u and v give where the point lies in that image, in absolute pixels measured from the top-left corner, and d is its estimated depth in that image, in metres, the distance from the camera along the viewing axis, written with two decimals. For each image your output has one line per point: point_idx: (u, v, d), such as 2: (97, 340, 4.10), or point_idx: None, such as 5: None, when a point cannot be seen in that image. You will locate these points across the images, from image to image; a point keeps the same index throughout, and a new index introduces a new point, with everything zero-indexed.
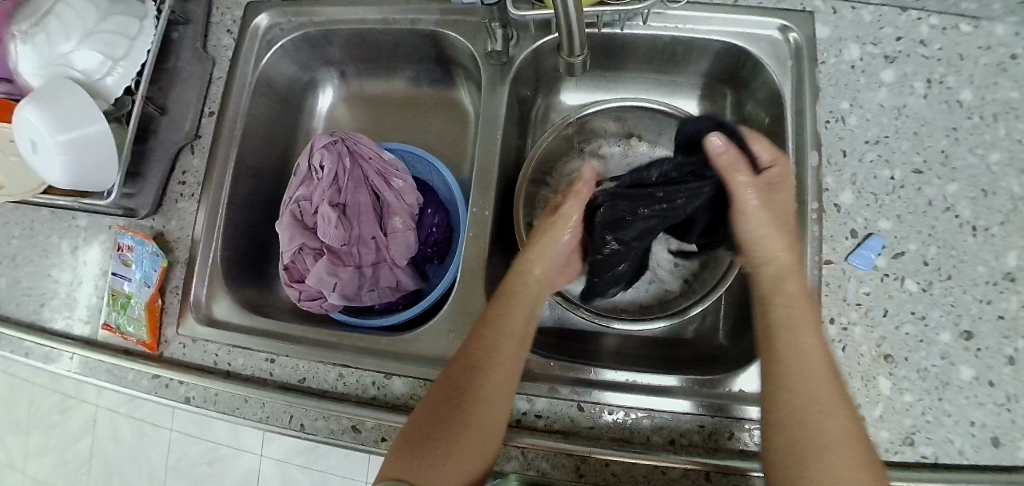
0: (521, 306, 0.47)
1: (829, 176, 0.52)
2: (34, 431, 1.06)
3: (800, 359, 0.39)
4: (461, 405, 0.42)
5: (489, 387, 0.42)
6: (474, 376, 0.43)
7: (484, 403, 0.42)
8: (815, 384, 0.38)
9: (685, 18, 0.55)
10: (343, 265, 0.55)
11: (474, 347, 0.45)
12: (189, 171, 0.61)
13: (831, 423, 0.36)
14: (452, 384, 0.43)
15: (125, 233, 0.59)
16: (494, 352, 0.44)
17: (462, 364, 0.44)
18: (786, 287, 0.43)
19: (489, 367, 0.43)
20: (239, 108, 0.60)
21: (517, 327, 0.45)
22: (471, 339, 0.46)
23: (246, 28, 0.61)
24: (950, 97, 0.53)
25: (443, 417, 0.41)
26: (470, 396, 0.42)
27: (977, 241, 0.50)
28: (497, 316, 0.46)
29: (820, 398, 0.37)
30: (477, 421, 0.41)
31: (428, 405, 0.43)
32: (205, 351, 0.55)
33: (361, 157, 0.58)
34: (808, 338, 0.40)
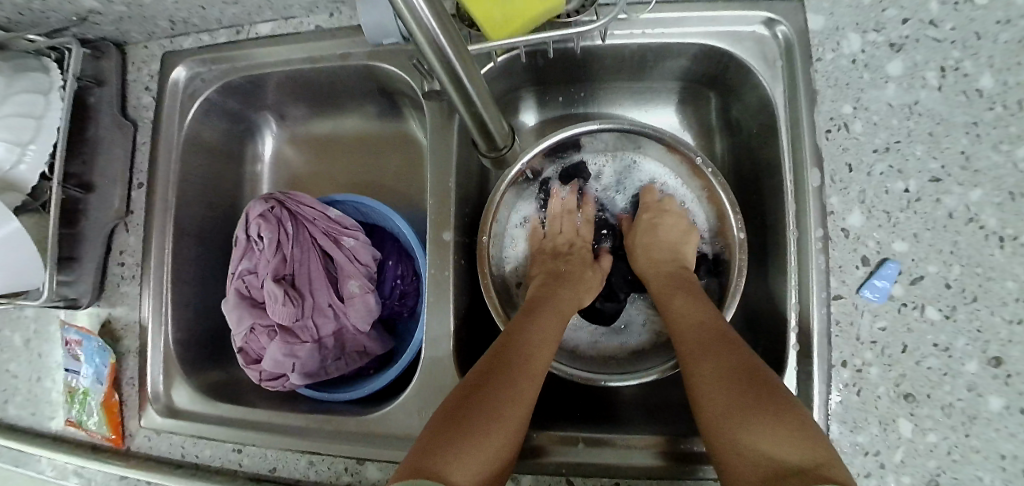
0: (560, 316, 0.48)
1: (833, 196, 0.45)
2: None
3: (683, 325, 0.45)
4: (499, 387, 0.39)
5: (527, 377, 0.41)
6: (518, 363, 0.41)
7: (519, 392, 0.40)
8: (706, 339, 0.42)
9: (654, 21, 0.48)
10: (299, 341, 0.50)
11: (512, 339, 0.44)
12: (129, 249, 0.56)
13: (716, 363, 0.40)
14: (491, 368, 0.41)
15: (70, 327, 0.55)
16: (535, 346, 0.43)
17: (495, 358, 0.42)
18: (663, 283, 0.50)
19: (530, 357, 0.42)
20: (171, 174, 0.55)
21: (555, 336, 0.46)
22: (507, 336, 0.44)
23: (165, 85, 0.55)
24: (968, 86, 0.45)
25: (483, 393, 0.38)
26: (510, 380, 0.40)
27: (1006, 253, 0.44)
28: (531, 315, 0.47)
29: (696, 349, 0.42)
30: (514, 408, 0.38)
31: (470, 387, 0.39)
32: (172, 444, 0.53)
33: (304, 218, 0.52)
34: (691, 307, 0.46)
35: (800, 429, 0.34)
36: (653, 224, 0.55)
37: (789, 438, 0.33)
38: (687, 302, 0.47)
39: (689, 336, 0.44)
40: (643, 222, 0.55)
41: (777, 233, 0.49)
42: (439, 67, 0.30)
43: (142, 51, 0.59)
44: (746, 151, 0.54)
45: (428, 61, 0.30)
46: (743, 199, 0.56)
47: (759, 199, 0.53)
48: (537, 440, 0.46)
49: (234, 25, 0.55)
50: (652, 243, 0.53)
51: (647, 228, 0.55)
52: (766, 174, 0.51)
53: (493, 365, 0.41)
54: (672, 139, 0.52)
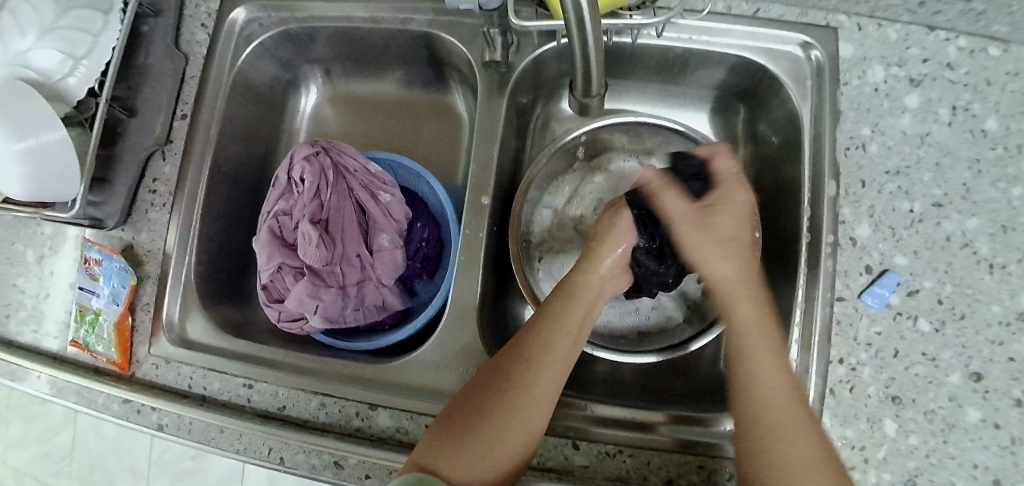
0: (582, 304, 0.44)
1: (846, 207, 0.49)
2: (14, 421, 0.96)
3: (757, 381, 0.36)
4: (505, 397, 0.38)
5: (540, 384, 0.39)
6: (527, 368, 0.39)
7: (530, 400, 0.38)
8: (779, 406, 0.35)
9: (701, 29, 0.51)
10: (325, 286, 0.51)
11: (526, 339, 0.41)
12: (161, 178, 0.57)
13: (800, 445, 0.33)
14: (496, 373, 0.40)
15: (92, 246, 0.55)
16: (554, 346, 0.41)
17: (509, 353, 0.41)
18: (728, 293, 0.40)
19: (545, 361, 0.40)
20: (217, 111, 0.56)
21: (574, 325, 0.42)
22: (522, 331, 0.42)
23: (223, 23, 0.56)
24: (974, 126, 0.50)
25: (491, 400, 0.38)
26: (518, 390, 0.38)
27: (994, 279, 0.48)
28: (557, 313, 0.42)
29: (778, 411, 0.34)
30: (523, 411, 0.38)
31: (470, 392, 0.39)
32: (179, 374, 0.52)
33: (344, 168, 0.54)
34: (767, 361, 0.37)
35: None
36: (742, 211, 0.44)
37: None
38: (776, 349, 0.37)
39: (762, 390, 0.36)
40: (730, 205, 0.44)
41: (790, 239, 0.53)
42: (575, 34, 0.32)
43: None
44: (767, 161, 0.58)
45: (570, 28, 0.32)
46: (759, 206, 0.59)
47: (775, 207, 0.56)
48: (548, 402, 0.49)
49: None
50: (732, 237, 0.43)
51: (727, 232, 0.43)
52: (785, 183, 0.55)
53: (502, 374, 0.39)
54: (701, 140, 0.54)
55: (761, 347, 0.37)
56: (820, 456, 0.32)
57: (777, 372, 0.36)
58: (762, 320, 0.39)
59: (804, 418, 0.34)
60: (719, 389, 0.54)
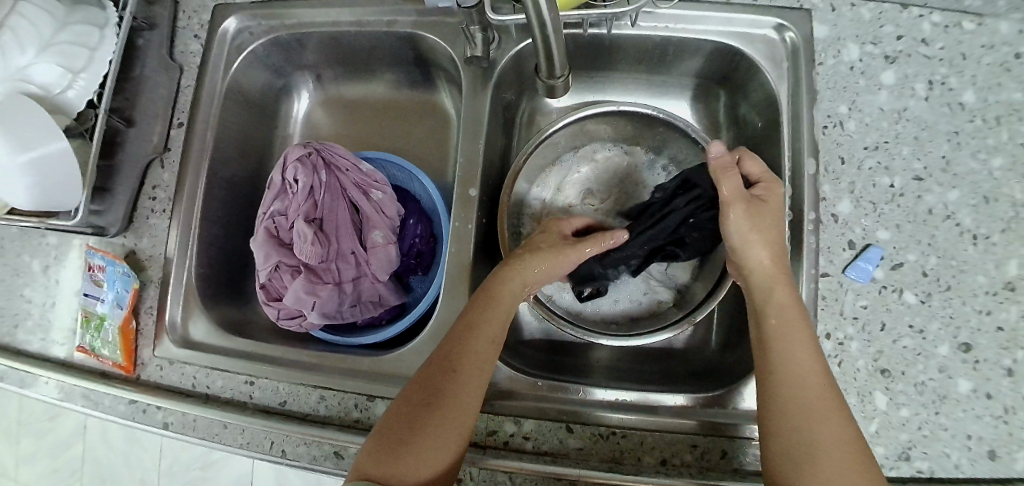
0: (503, 308, 0.45)
1: (826, 184, 0.50)
2: (24, 438, 0.96)
3: (790, 362, 0.39)
4: (432, 414, 0.39)
5: (464, 394, 0.40)
6: (449, 382, 0.40)
7: (452, 417, 0.39)
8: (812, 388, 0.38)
9: (676, 18, 0.53)
10: (321, 282, 0.53)
11: (448, 352, 0.42)
12: (161, 185, 0.59)
13: (828, 422, 0.36)
14: (421, 395, 0.40)
15: (95, 253, 0.56)
16: (475, 354, 0.42)
17: (433, 366, 0.41)
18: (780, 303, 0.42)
19: (468, 371, 0.41)
20: (212, 118, 0.58)
21: (496, 332, 0.43)
22: (446, 342, 0.43)
23: (215, 32, 0.58)
24: (952, 99, 0.51)
25: (416, 417, 0.39)
26: (445, 405, 0.39)
27: (978, 250, 0.48)
28: (478, 320, 0.43)
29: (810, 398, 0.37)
30: (447, 424, 0.38)
31: (397, 412, 0.40)
32: (182, 374, 0.54)
33: (337, 168, 0.56)
34: (803, 346, 0.40)
35: None
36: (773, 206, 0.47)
37: None
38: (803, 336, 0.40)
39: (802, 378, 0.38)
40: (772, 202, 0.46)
41: None
42: (533, 13, 0.34)
43: (194, 2, 0.62)
44: (750, 144, 0.59)
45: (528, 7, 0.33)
46: None
47: None
48: (542, 388, 0.49)
49: None
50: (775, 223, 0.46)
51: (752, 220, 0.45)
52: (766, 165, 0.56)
53: (429, 392, 0.40)
54: (685, 126, 0.55)
55: (791, 329, 0.41)
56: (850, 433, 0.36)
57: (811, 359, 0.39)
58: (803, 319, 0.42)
59: (832, 398, 0.37)
60: (712, 369, 0.54)
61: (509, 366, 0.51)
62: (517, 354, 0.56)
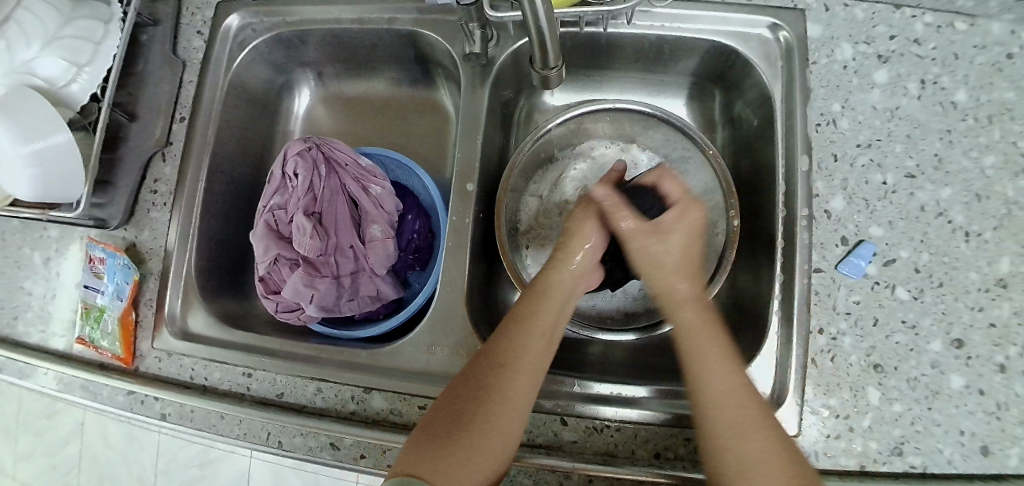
0: (553, 303, 0.44)
1: (819, 181, 0.50)
2: (20, 437, 0.94)
3: (711, 385, 0.38)
4: (480, 407, 0.38)
5: (513, 390, 0.39)
6: (501, 376, 0.39)
7: (506, 413, 0.38)
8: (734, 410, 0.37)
9: (672, 17, 0.53)
10: (319, 276, 0.53)
11: (499, 346, 0.41)
12: (162, 179, 0.59)
13: (753, 443, 0.35)
14: (473, 387, 0.39)
15: (95, 245, 0.57)
16: (530, 350, 0.41)
17: (485, 359, 0.41)
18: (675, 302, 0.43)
19: (521, 367, 0.40)
20: (213, 113, 0.58)
21: (548, 328, 0.43)
22: (496, 336, 0.42)
23: (218, 28, 0.59)
24: (944, 98, 0.51)
25: (472, 409, 0.38)
26: (495, 400, 0.38)
27: (970, 246, 0.49)
28: (529, 315, 0.43)
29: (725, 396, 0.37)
30: (501, 419, 0.38)
31: (444, 403, 0.40)
32: (181, 366, 0.54)
33: (336, 163, 0.56)
34: (718, 363, 0.39)
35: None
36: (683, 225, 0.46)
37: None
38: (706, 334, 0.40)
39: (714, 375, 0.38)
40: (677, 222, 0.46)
41: (768, 216, 0.54)
42: (527, 6, 0.35)
43: None
44: (745, 143, 0.59)
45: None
46: (740, 188, 0.61)
47: (753, 186, 0.58)
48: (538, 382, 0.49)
49: None
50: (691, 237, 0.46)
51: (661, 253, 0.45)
52: (760, 163, 0.56)
53: (478, 385, 0.39)
54: (680, 124, 0.56)
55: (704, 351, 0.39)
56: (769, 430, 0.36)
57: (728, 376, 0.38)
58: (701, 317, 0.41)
59: (761, 418, 0.37)
60: None
61: None
62: None
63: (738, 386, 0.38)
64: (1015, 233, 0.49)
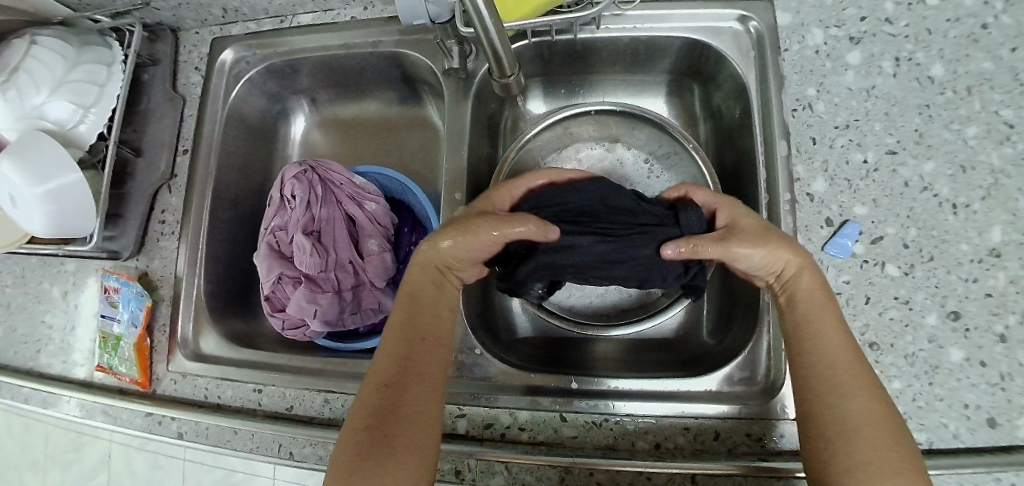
0: (431, 305, 0.45)
1: (800, 165, 0.51)
2: (48, 474, 0.97)
3: (824, 348, 0.40)
4: (390, 427, 0.38)
5: (416, 396, 0.40)
6: (396, 390, 0.40)
7: (415, 423, 0.39)
8: (842, 369, 0.39)
9: (643, 18, 0.55)
10: (322, 291, 0.55)
11: (392, 365, 0.41)
12: (168, 209, 0.62)
13: (859, 401, 0.37)
14: (373, 410, 0.39)
15: (110, 275, 0.60)
16: (420, 355, 0.42)
17: (379, 380, 0.40)
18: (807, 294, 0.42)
19: (416, 373, 0.41)
20: (213, 143, 0.61)
21: (433, 329, 0.44)
22: (383, 356, 0.42)
23: (214, 63, 0.62)
24: (920, 74, 0.52)
25: (380, 433, 0.38)
26: (402, 414, 0.39)
27: (959, 218, 0.49)
28: (412, 324, 0.44)
29: (843, 383, 0.38)
30: (413, 429, 0.38)
31: (353, 436, 0.38)
32: (195, 386, 0.56)
33: (332, 183, 0.58)
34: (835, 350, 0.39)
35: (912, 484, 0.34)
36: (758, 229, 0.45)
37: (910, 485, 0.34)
38: (830, 323, 0.41)
39: (837, 365, 0.39)
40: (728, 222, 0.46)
41: (753, 204, 0.55)
42: (473, 12, 0.37)
43: (193, 37, 0.66)
44: (727, 133, 0.60)
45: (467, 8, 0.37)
46: (725, 178, 0.62)
47: (737, 176, 0.58)
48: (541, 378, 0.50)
49: (278, 15, 0.62)
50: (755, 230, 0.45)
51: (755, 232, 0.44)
52: (742, 152, 0.57)
53: (379, 408, 0.39)
54: (659, 121, 0.57)
55: (826, 315, 0.41)
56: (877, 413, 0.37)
57: (842, 343, 0.40)
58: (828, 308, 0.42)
59: (864, 377, 0.38)
60: (707, 354, 0.55)
61: (505, 360, 0.52)
62: (513, 350, 0.57)
63: (847, 346, 0.40)
64: (1004, 201, 0.49)
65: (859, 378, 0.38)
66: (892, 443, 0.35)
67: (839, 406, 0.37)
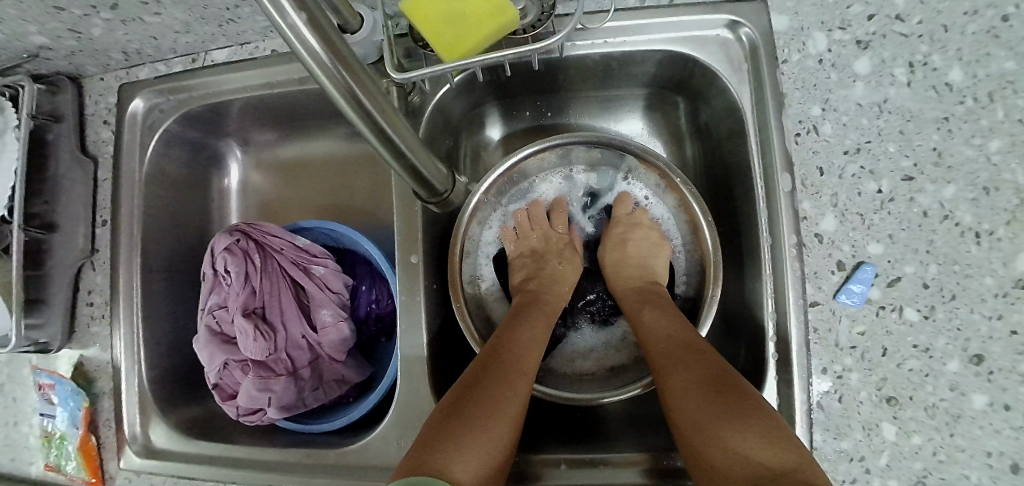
0: (540, 320, 0.49)
1: (805, 201, 0.45)
2: None
3: (650, 328, 0.46)
4: (468, 422, 0.36)
5: (517, 383, 0.41)
6: (498, 369, 0.41)
7: (505, 398, 0.39)
8: (677, 341, 0.43)
9: (613, 32, 0.47)
10: (274, 375, 0.49)
11: (480, 370, 0.41)
12: (97, 289, 0.56)
13: (684, 367, 0.40)
14: (473, 381, 0.40)
15: (42, 371, 0.54)
16: (517, 346, 0.44)
17: (486, 359, 0.42)
18: (632, 300, 0.51)
19: (515, 358, 0.43)
20: (134, 210, 0.53)
21: (540, 338, 0.47)
22: (489, 345, 0.45)
23: (122, 116, 0.54)
24: (937, 80, 0.45)
25: (478, 396, 0.38)
26: (497, 390, 0.39)
27: (983, 248, 0.43)
28: (512, 329, 0.46)
29: (664, 355, 0.42)
30: (507, 407, 0.38)
31: (447, 402, 0.38)
32: (153, 484, 0.52)
33: (271, 249, 0.52)
34: (664, 320, 0.46)
35: (774, 435, 0.33)
36: (623, 237, 0.55)
37: (766, 437, 0.32)
38: (658, 312, 0.47)
39: (658, 339, 0.44)
40: (614, 237, 0.56)
41: (750, 242, 0.49)
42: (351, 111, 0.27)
43: (98, 84, 0.57)
44: (717, 154, 0.53)
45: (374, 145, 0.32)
46: (716, 202, 0.55)
47: (731, 204, 0.52)
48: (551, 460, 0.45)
49: (188, 53, 0.54)
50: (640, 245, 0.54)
51: (611, 258, 0.56)
52: (735, 178, 0.50)
53: (475, 377, 0.40)
54: (641, 149, 0.51)
55: (651, 307, 0.48)
56: (700, 372, 0.39)
57: (675, 324, 0.45)
58: (654, 299, 0.50)
59: (697, 349, 0.41)
60: None
61: None
62: None
63: (681, 331, 0.44)
64: None
65: (689, 346, 0.42)
66: (718, 395, 0.36)
67: (669, 372, 0.40)
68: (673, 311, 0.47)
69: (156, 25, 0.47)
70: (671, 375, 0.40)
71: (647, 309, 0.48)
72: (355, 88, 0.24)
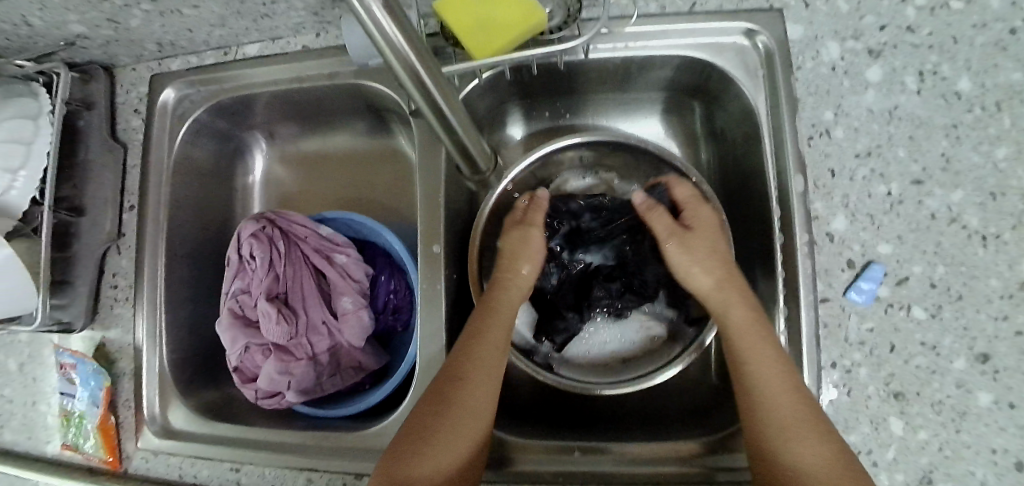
0: (503, 316, 0.46)
1: (817, 201, 0.46)
2: None
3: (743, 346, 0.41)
4: (432, 441, 0.37)
5: (474, 396, 0.40)
6: (456, 383, 0.40)
7: (464, 416, 0.39)
8: (774, 366, 0.39)
9: (634, 36, 0.48)
10: (294, 359, 0.50)
11: (440, 384, 0.41)
12: (121, 272, 0.57)
13: (793, 405, 0.37)
14: (433, 399, 0.40)
15: (65, 350, 0.55)
16: (481, 352, 0.42)
17: (447, 370, 0.41)
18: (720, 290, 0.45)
19: (478, 367, 0.41)
20: (162, 196, 0.55)
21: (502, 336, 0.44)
22: (453, 352, 0.43)
23: (154, 105, 0.55)
24: (946, 89, 0.46)
25: (433, 420, 0.38)
26: (453, 408, 0.39)
27: (989, 251, 0.44)
28: (478, 329, 0.44)
29: (766, 383, 0.38)
30: (462, 424, 0.38)
31: (409, 426, 0.39)
32: (168, 464, 0.52)
33: (295, 237, 0.53)
34: (754, 333, 0.41)
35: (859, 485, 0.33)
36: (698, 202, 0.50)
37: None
38: (748, 320, 0.42)
39: (754, 358, 0.40)
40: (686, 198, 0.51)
41: (763, 241, 0.50)
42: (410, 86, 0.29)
43: (130, 74, 0.59)
44: (731, 155, 0.55)
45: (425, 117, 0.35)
46: (729, 203, 0.57)
47: (744, 204, 0.53)
48: (536, 449, 0.46)
49: (220, 46, 0.55)
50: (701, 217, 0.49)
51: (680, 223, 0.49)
52: (749, 179, 0.52)
53: (438, 394, 0.40)
54: (658, 150, 0.52)
55: (742, 314, 0.43)
56: (806, 414, 0.36)
57: (766, 340, 0.41)
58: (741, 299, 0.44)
59: (791, 379, 0.38)
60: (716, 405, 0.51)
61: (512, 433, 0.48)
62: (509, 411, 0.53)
63: (776, 350, 0.40)
64: None
65: (787, 374, 0.38)
66: (826, 444, 0.35)
67: (770, 409, 0.37)
68: (760, 317, 0.42)
69: (193, 17, 0.49)
70: (772, 412, 0.37)
71: (736, 314, 0.43)
72: (420, 70, 0.27)
